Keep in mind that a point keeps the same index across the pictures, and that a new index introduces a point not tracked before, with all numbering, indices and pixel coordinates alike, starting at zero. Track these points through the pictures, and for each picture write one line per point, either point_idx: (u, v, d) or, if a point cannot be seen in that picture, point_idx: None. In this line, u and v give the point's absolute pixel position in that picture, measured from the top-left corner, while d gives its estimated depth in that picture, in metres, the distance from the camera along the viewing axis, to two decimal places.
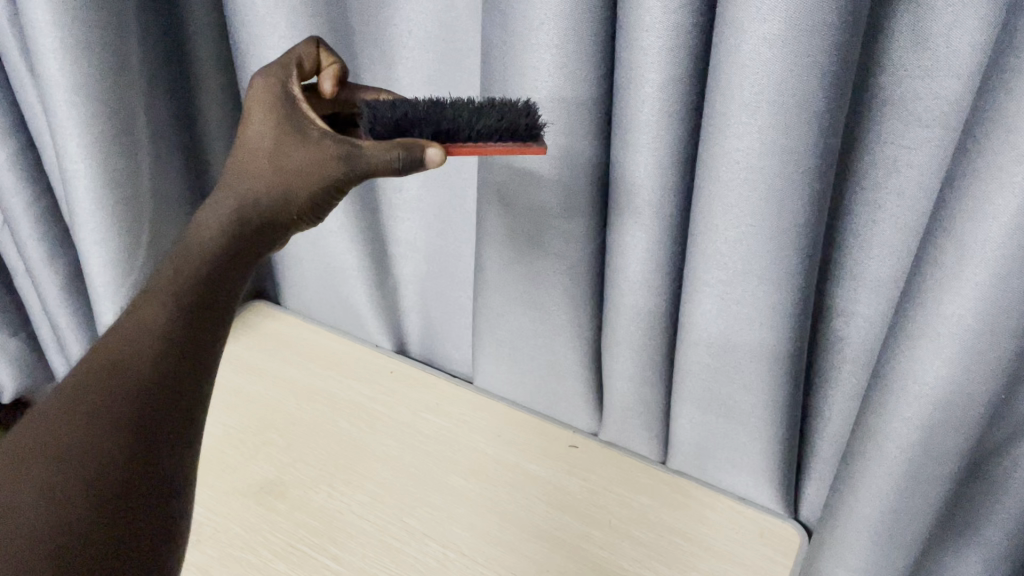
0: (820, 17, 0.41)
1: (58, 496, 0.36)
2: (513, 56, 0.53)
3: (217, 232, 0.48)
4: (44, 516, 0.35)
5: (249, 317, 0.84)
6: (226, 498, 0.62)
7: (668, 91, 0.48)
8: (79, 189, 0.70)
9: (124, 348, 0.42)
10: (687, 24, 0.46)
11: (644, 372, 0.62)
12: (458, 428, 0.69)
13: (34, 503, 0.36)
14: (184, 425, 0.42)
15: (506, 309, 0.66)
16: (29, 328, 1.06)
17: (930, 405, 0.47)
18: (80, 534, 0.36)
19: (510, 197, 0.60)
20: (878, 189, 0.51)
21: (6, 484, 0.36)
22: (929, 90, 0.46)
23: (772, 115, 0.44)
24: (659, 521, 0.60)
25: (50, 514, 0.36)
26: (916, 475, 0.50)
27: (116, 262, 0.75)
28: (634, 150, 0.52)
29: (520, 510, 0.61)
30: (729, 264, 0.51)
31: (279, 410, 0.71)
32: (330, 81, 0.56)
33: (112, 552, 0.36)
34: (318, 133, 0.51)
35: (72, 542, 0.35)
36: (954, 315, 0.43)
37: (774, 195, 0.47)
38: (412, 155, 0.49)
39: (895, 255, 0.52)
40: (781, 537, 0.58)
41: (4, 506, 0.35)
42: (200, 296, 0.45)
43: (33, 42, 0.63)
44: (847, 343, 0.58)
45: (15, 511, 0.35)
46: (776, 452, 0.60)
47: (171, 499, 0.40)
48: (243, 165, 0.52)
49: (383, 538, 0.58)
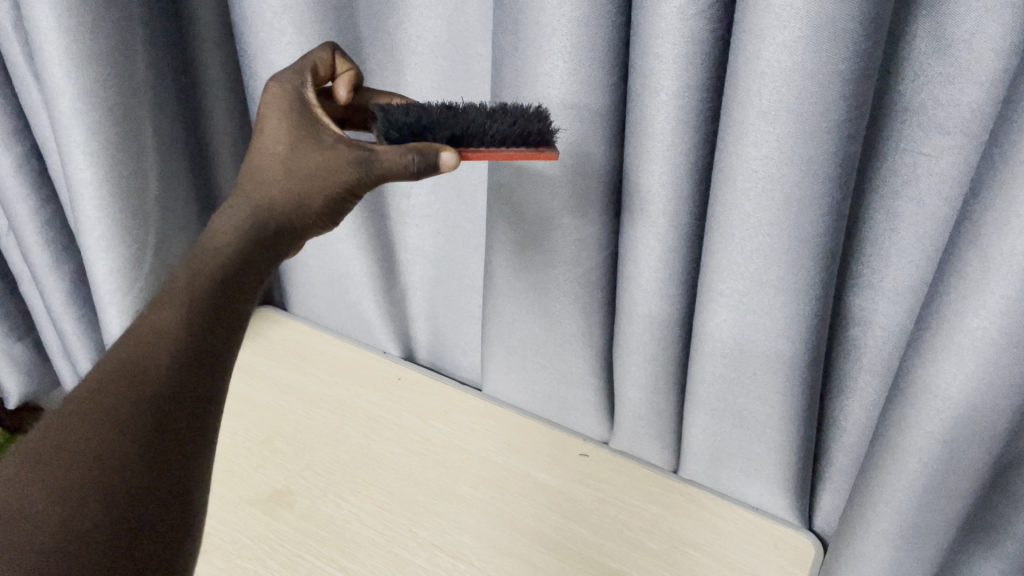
0: (841, 23, 0.40)
1: (68, 497, 0.36)
2: (525, 63, 0.52)
3: (233, 237, 0.48)
4: (50, 516, 0.35)
5: (257, 323, 0.83)
6: (234, 506, 0.61)
7: (683, 99, 0.48)
8: (84, 195, 0.69)
9: (141, 351, 0.41)
10: (703, 30, 0.45)
11: (657, 380, 0.62)
12: (468, 436, 0.68)
13: (45, 505, 0.35)
14: (196, 434, 0.40)
15: (517, 317, 0.66)
16: (35, 333, 1.05)
17: (952, 419, 0.46)
18: (86, 531, 0.35)
19: (520, 204, 0.59)
20: (897, 198, 0.50)
21: (17, 485, 0.36)
22: (952, 98, 0.45)
23: (791, 123, 0.43)
24: (671, 531, 0.59)
25: (55, 515, 0.35)
26: (936, 489, 0.49)
27: (122, 269, 0.75)
28: (648, 159, 0.51)
29: (530, 521, 0.60)
30: (745, 274, 0.50)
31: (286, 417, 0.71)
32: (344, 87, 0.55)
33: (116, 547, 0.35)
34: (333, 137, 0.50)
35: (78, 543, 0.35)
36: (978, 328, 0.42)
37: (792, 204, 0.46)
38: (427, 158, 0.48)
39: (915, 265, 0.51)
40: (795, 546, 0.58)
41: (12, 505, 0.35)
42: (215, 302, 0.45)
43: (37, 49, 0.62)
44: (864, 352, 0.57)
45: (22, 510, 0.35)
46: (790, 462, 0.59)
47: (184, 498, 0.39)
48: (258, 171, 0.51)
49: (391, 548, 0.58)
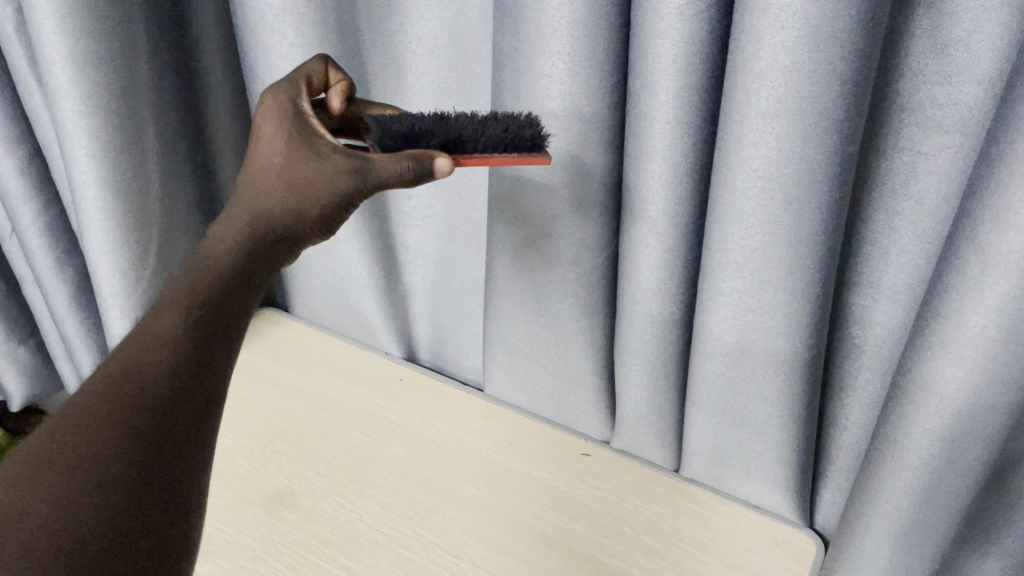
0: (840, 23, 0.40)
1: (72, 497, 0.36)
2: (525, 64, 0.52)
3: (231, 247, 0.48)
4: (55, 515, 0.35)
5: (261, 325, 0.84)
6: (238, 508, 0.62)
7: (682, 100, 0.48)
8: (88, 198, 0.69)
9: (140, 355, 0.41)
10: (701, 32, 0.46)
11: (657, 379, 0.62)
12: (469, 436, 0.69)
13: (51, 504, 0.36)
14: (195, 436, 0.41)
15: (517, 318, 0.66)
16: (37, 336, 1.06)
17: (952, 416, 0.46)
18: (91, 529, 0.35)
19: (520, 207, 0.60)
20: (896, 197, 0.51)
21: (20, 486, 0.36)
22: (950, 97, 0.46)
23: (790, 123, 0.44)
24: (672, 530, 0.59)
25: (62, 514, 0.35)
26: (936, 486, 0.49)
27: (125, 271, 0.75)
28: (647, 159, 0.51)
29: (532, 519, 0.60)
30: (745, 272, 0.51)
31: (289, 419, 0.71)
32: (337, 96, 0.56)
33: (121, 542, 0.36)
34: (328, 147, 0.50)
35: (85, 539, 0.35)
36: (976, 326, 0.43)
37: (791, 203, 0.46)
38: (421, 164, 0.49)
39: (914, 263, 0.52)
40: (796, 545, 0.58)
41: (17, 504, 0.35)
42: (213, 307, 0.45)
43: (40, 53, 0.63)
44: (863, 351, 0.57)
45: (27, 510, 0.35)
46: (792, 460, 0.59)
47: (187, 496, 0.39)
48: (255, 181, 0.51)
49: (394, 548, 0.58)
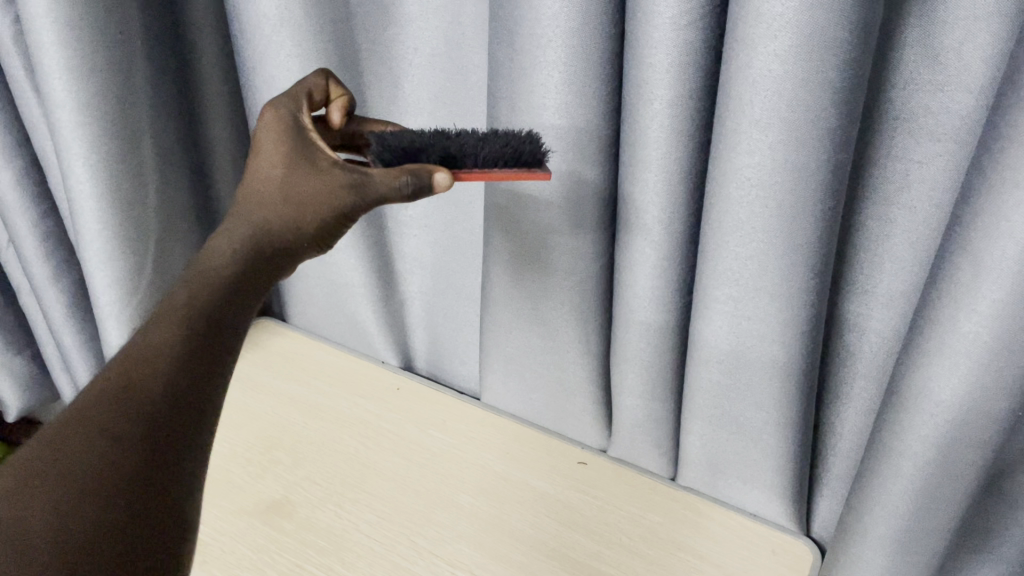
0: (832, 32, 0.41)
1: (66, 504, 0.36)
2: (521, 75, 0.52)
3: (230, 258, 0.48)
4: (48, 521, 0.35)
5: (259, 334, 0.84)
6: (233, 517, 0.61)
7: (677, 109, 0.48)
8: (85, 207, 0.69)
9: (139, 366, 0.41)
10: (696, 41, 0.46)
11: (654, 387, 0.62)
12: (466, 446, 0.69)
13: (45, 511, 0.35)
14: (194, 446, 0.41)
15: (514, 327, 0.66)
16: (34, 347, 1.05)
17: (947, 423, 0.46)
18: (83, 536, 0.35)
19: (517, 216, 0.60)
20: (890, 205, 0.51)
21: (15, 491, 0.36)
22: (942, 105, 0.46)
23: (783, 132, 0.44)
24: (670, 538, 0.59)
25: (55, 520, 0.35)
26: (932, 493, 0.49)
27: (122, 280, 0.75)
28: (644, 168, 0.51)
29: (530, 529, 0.60)
30: (740, 280, 0.51)
31: (286, 428, 0.71)
32: (338, 111, 0.57)
33: (114, 548, 0.36)
34: (327, 161, 0.51)
35: (73, 545, 0.35)
36: (970, 332, 0.43)
37: (785, 210, 0.47)
38: (420, 180, 0.49)
39: (908, 271, 0.52)
40: (793, 553, 0.57)
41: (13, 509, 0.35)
42: (211, 320, 0.45)
43: (39, 63, 0.63)
44: (858, 358, 0.58)
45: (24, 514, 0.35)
46: (789, 467, 0.59)
47: (181, 503, 0.39)
48: (254, 193, 0.51)
49: (393, 558, 0.58)
